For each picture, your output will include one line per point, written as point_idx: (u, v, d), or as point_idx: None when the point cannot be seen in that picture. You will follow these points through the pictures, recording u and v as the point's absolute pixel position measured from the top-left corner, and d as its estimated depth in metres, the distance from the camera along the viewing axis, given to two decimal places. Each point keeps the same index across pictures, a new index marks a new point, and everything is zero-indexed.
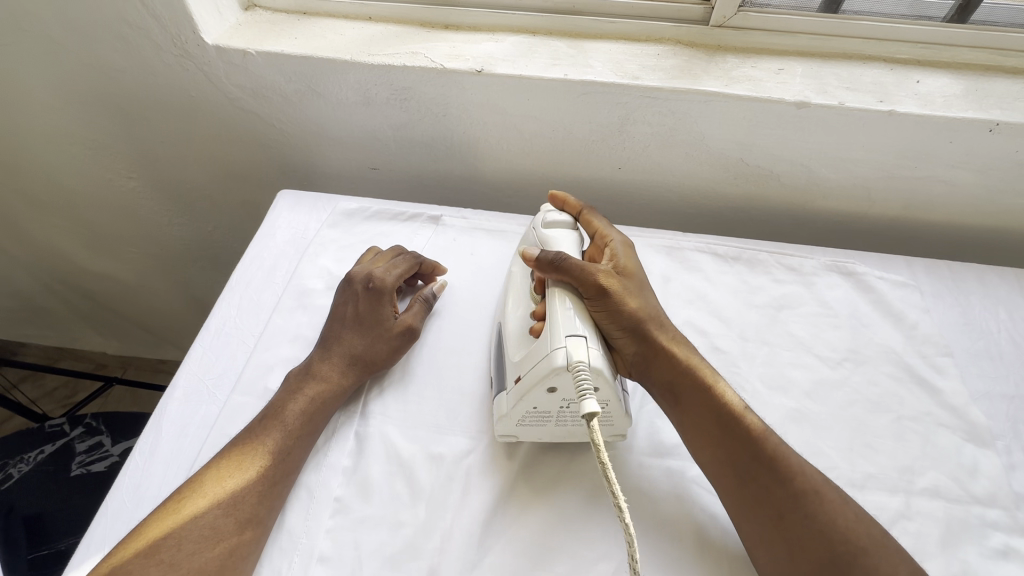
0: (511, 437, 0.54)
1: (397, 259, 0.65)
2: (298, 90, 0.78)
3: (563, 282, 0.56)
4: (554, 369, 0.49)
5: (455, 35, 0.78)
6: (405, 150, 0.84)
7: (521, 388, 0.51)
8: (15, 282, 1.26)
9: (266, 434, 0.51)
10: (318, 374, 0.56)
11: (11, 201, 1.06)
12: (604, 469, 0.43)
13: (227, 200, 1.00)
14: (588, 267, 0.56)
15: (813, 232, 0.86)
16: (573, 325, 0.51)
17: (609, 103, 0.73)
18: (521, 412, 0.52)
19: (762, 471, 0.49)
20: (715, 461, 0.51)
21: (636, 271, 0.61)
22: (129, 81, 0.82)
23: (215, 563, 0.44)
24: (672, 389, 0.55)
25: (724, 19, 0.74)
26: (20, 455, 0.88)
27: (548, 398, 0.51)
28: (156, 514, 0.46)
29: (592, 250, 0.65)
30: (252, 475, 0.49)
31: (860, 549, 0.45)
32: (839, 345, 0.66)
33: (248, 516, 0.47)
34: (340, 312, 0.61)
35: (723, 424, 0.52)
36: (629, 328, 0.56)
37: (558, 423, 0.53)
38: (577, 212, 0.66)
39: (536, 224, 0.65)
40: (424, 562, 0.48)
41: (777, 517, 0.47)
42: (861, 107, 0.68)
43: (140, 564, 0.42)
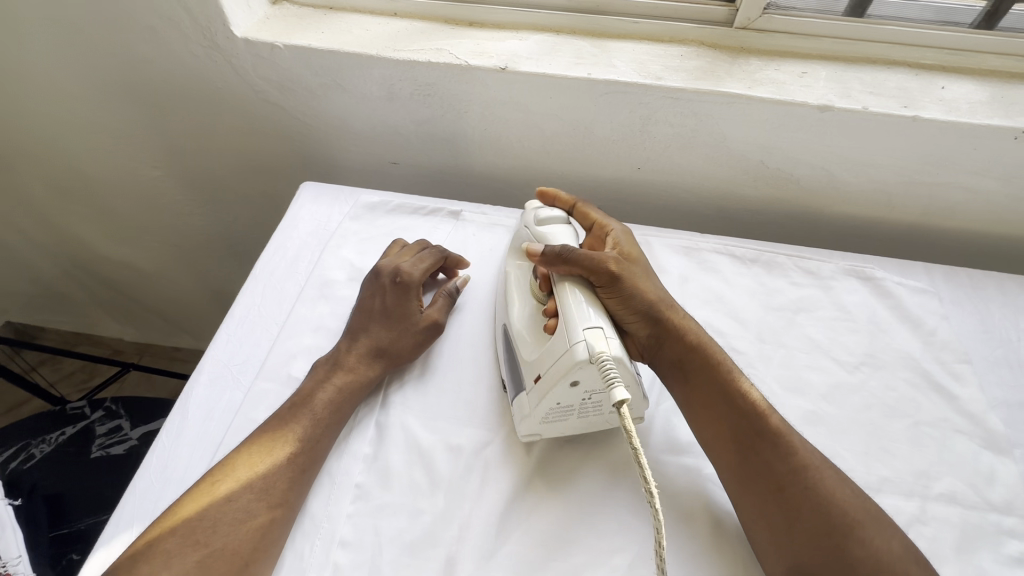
0: (535, 435, 0.55)
1: (423, 253, 0.66)
2: (322, 84, 0.80)
3: (574, 275, 0.57)
4: (577, 363, 0.49)
5: (478, 32, 0.79)
6: (426, 146, 0.85)
7: (543, 386, 0.51)
8: (37, 267, 1.29)
9: (295, 422, 0.52)
10: (345, 365, 0.57)
11: (38, 187, 1.08)
12: (638, 458, 0.42)
13: (248, 191, 1.01)
14: (597, 255, 0.57)
15: (831, 236, 0.86)
16: (586, 316, 0.52)
17: (631, 103, 0.73)
18: (545, 409, 0.52)
19: (763, 445, 0.50)
20: (718, 435, 0.53)
21: (639, 257, 0.62)
22: (158, 71, 0.83)
23: (248, 545, 0.45)
24: (681, 369, 0.56)
25: (748, 21, 0.75)
26: (42, 436, 0.90)
27: (571, 391, 0.51)
28: (190, 495, 0.47)
29: (592, 239, 0.66)
30: (282, 459, 0.50)
31: (856, 523, 0.46)
32: (857, 349, 0.66)
33: (278, 501, 0.48)
34: (369, 304, 0.62)
35: (728, 400, 0.53)
36: (642, 312, 0.56)
37: (580, 415, 0.53)
38: (569, 206, 0.68)
39: (527, 223, 0.64)
40: (443, 550, 0.49)
41: (776, 489, 0.48)
42: (884, 112, 0.68)
43: (177, 544, 0.44)
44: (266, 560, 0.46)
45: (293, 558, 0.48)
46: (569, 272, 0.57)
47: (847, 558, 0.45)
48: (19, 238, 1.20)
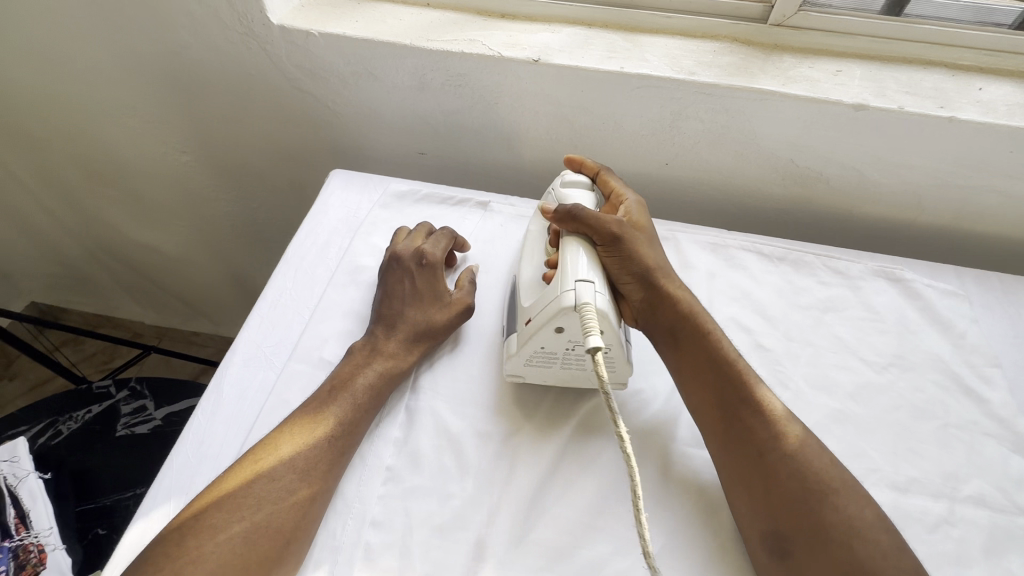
0: (518, 377, 0.57)
1: (436, 235, 0.68)
2: (355, 72, 0.80)
3: (580, 233, 0.58)
4: (561, 309, 0.50)
5: (511, 24, 0.79)
6: (454, 137, 0.86)
7: (530, 329, 0.54)
8: (64, 249, 1.31)
9: (336, 404, 0.53)
10: (384, 351, 0.58)
11: (68, 169, 1.10)
12: (608, 404, 0.44)
13: (275, 178, 1.02)
14: (603, 217, 0.58)
15: (858, 238, 0.85)
16: (580, 269, 0.53)
17: (663, 97, 0.73)
18: (528, 351, 0.54)
19: (745, 411, 0.52)
20: (704, 403, 0.54)
21: (647, 227, 0.62)
22: (192, 56, 0.84)
23: (291, 523, 0.46)
24: (673, 335, 0.57)
25: (783, 18, 0.74)
26: (69, 413, 0.91)
27: (556, 338, 0.53)
28: (234, 471, 0.48)
29: (607, 208, 0.66)
30: (322, 440, 0.51)
31: (831, 489, 0.47)
32: (885, 350, 0.65)
33: (319, 481, 0.49)
34: (397, 288, 0.63)
35: (716, 368, 0.54)
36: (639, 274, 0.57)
37: (562, 364, 0.55)
38: (595, 173, 0.67)
39: (554, 186, 0.65)
40: (473, 533, 0.49)
41: (757, 455, 0.49)
42: (920, 112, 0.68)
43: (224, 519, 0.45)
44: (307, 538, 0.47)
45: (325, 536, 0.49)
46: (575, 231, 0.58)
47: (819, 519, 0.45)
48: (48, 219, 1.23)
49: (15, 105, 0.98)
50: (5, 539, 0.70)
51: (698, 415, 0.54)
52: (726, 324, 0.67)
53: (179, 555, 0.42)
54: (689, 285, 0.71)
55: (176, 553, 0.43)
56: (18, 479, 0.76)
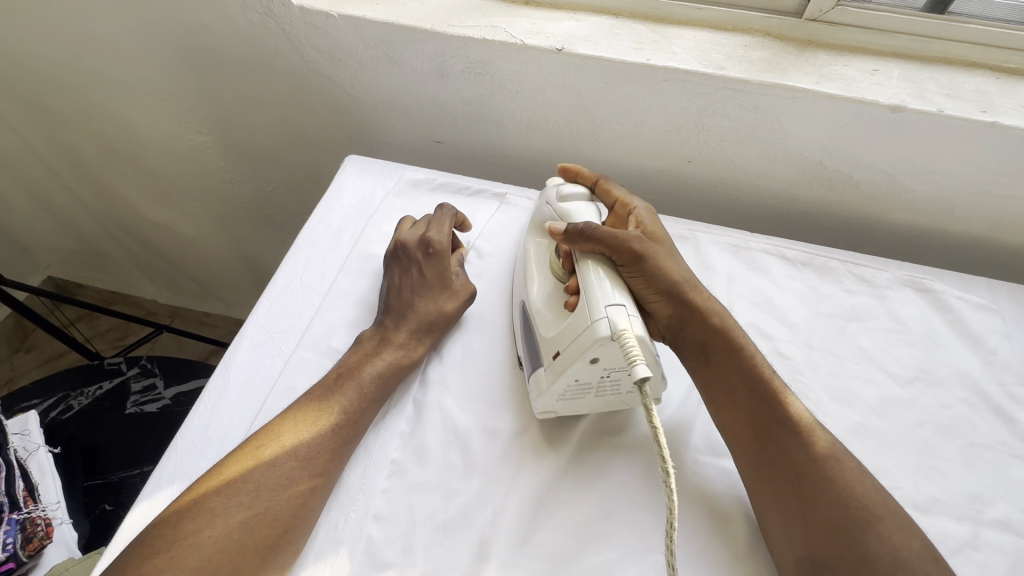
0: (551, 413, 0.54)
1: (440, 220, 0.67)
2: (374, 57, 0.79)
3: (596, 253, 0.56)
4: (598, 339, 0.48)
5: (535, 11, 0.77)
6: (471, 126, 0.84)
7: (561, 363, 0.51)
8: (82, 225, 1.32)
9: (341, 393, 0.52)
10: (393, 342, 0.57)
11: (87, 146, 1.10)
12: (658, 437, 0.43)
13: (290, 161, 1.01)
14: (621, 234, 0.55)
15: (885, 246, 0.82)
16: (608, 293, 0.51)
17: (689, 92, 0.71)
18: (562, 386, 0.51)
19: (780, 429, 0.50)
20: (735, 421, 0.52)
21: (664, 237, 0.61)
22: (211, 35, 0.83)
23: (288, 510, 0.45)
24: (703, 349, 0.56)
25: (819, 13, 0.71)
26: (80, 388, 0.92)
27: (591, 368, 0.50)
28: (235, 456, 0.48)
29: (615, 217, 0.64)
30: (327, 429, 0.50)
31: (875, 516, 0.45)
32: (910, 363, 0.63)
33: (319, 471, 0.48)
34: (404, 279, 0.61)
35: (750, 384, 0.53)
36: (666, 291, 0.56)
37: (598, 394, 0.53)
38: (592, 182, 0.66)
39: (549, 199, 0.63)
40: (476, 533, 0.48)
41: (795, 478, 0.48)
42: (960, 116, 0.65)
43: (223, 503, 0.44)
44: (306, 527, 0.46)
45: (327, 528, 0.48)
46: (591, 251, 0.56)
47: (864, 550, 0.43)
48: (65, 195, 1.23)
49: (36, 80, 0.98)
50: (14, 510, 0.67)
51: (728, 434, 0.53)
52: (745, 329, 0.65)
53: (176, 539, 0.42)
54: (708, 288, 0.69)
55: (173, 537, 0.42)
56: (27, 453, 0.77)
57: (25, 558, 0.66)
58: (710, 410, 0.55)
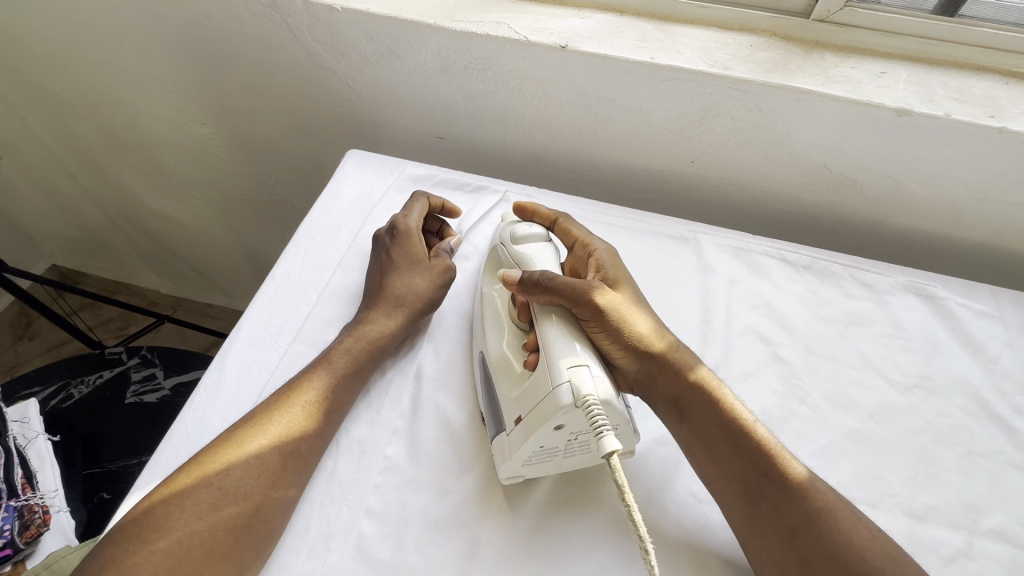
0: (517, 477, 0.50)
1: (410, 204, 0.67)
2: (377, 51, 0.78)
3: (554, 304, 0.53)
4: (560, 407, 0.45)
5: (540, 8, 0.76)
6: (474, 122, 0.83)
7: (524, 429, 0.47)
8: (85, 215, 1.32)
9: (314, 372, 0.53)
10: (367, 321, 0.58)
11: (92, 136, 1.10)
12: (632, 516, 0.39)
13: (292, 154, 1.01)
14: (581, 285, 0.53)
15: (890, 250, 0.81)
16: (569, 352, 0.48)
17: (693, 92, 0.70)
18: (527, 453, 0.48)
19: (772, 487, 0.47)
20: (722, 477, 0.50)
21: (626, 284, 0.59)
22: (215, 27, 0.83)
23: (258, 491, 0.45)
24: (675, 404, 0.53)
25: (827, 13, 0.70)
26: (81, 376, 0.93)
27: (556, 434, 0.47)
28: (211, 444, 0.48)
29: (575, 259, 0.63)
30: (298, 408, 0.50)
31: (870, 562, 0.43)
32: (911, 370, 0.62)
33: (290, 449, 0.48)
34: (375, 264, 0.63)
35: (729, 439, 0.50)
36: (631, 347, 0.53)
37: (565, 456, 0.49)
38: (551, 221, 0.65)
39: (504, 240, 0.61)
40: (468, 531, 0.48)
41: (788, 536, 0.46)
42: (968, 121, 0.64)
43: (194, 486, 0.44)
44: (281, 504, 0.46)
45: (320, 522, 0.48)
46: (549, 303, 0.53)
47: None
48: (69, 183, 1.24)
49: (40, 68, 0.98)
50: (12, 498, 0.68)
51: (716, 491, 0.50)
52: (744, 332, 0.65)
53: (147, 524, 0.42)
54: (707, 290, 0.69)
55: (145, 522, 0.42)
56: (27, 440, 0.78)
57: (22, 546, 0.66)
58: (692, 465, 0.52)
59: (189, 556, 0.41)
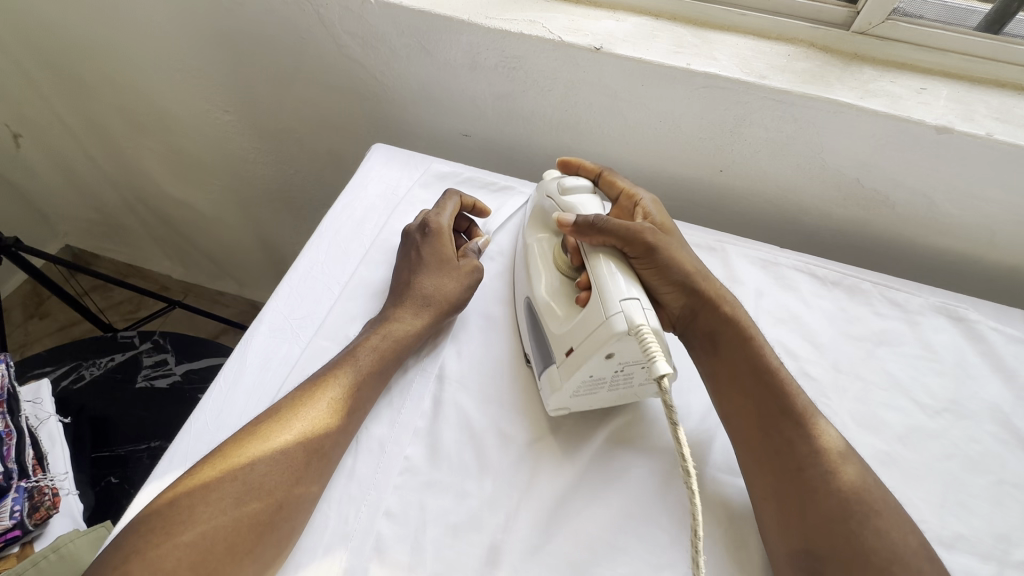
0: (563, 409, 0.53)
1: (443, 201, 0.66)
2: (407, 45, 0.78)
3: (607, 245, 0.54)
4: (614, 335, 0.47)
5: (576, 9, 0.75)
6: (501, 121, 0.83)
7: (575, 360, 0.50)
8: (100, 196, 1.32)
9: (339, 369, 0.52)
10: (395, 319, 0.57)
11: (112, 117, 1.10)
12: (678, 434, 0.44)
13: (313, 146, 1.01)
14: (632, 226, 0.54)
15: (918, 270, 0.79)
16: (622, 289, 0.50)
17: (727, 100, 0.69)
18: (576, 383, 0.50)
19: (787, 423, 0.50)
20: (740, 409, 0.52)
21: (672, 230, 0.62)
22: (244, 15, 0.83)
23: (283, 487, 0.45)
24: (712, 339, 0.56)
25: (868, 26, 0.69)
26: (93, 359, 0.93)
27: (605, 364, 0.49)
28: (234, 437, 0.47)
29: (620, 209, 0.65)
30: (324, 405, 0.49)
31: (874, 511, 0.46)
32: (940, 394, 0.61)
33: (315, 447, 0.47)
34: (404, 260, 0.62)
35: (758, 374, 0.53)
36: (678, 283, 0.55)
37: (610, 389, 0.52)
38: (596, 173, 0.67)
39: (550, 193, 0.62)
40: (487, 535, 0.48)
41: (795, 468, 0.48)
42: (1009, 141, 0.62)
43: (218, 480, 0.44)
44: (304, 502, 0.46)
45: (337, 521, 0.47)
46: (602, 243, 0.54)
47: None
48: (88, 165, 1.24)
49: (66, 48, 0.98)
50: (22, 478, 0.67)
51: (731, 422, 0.53)
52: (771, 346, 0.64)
53: (172, 516, 0.41)
54: None
55: (169, 514, 0.41)
56: (39, 421, 0.77)
57: (31, 527, 0.66)
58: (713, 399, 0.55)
59: (214, 551, 0.41)
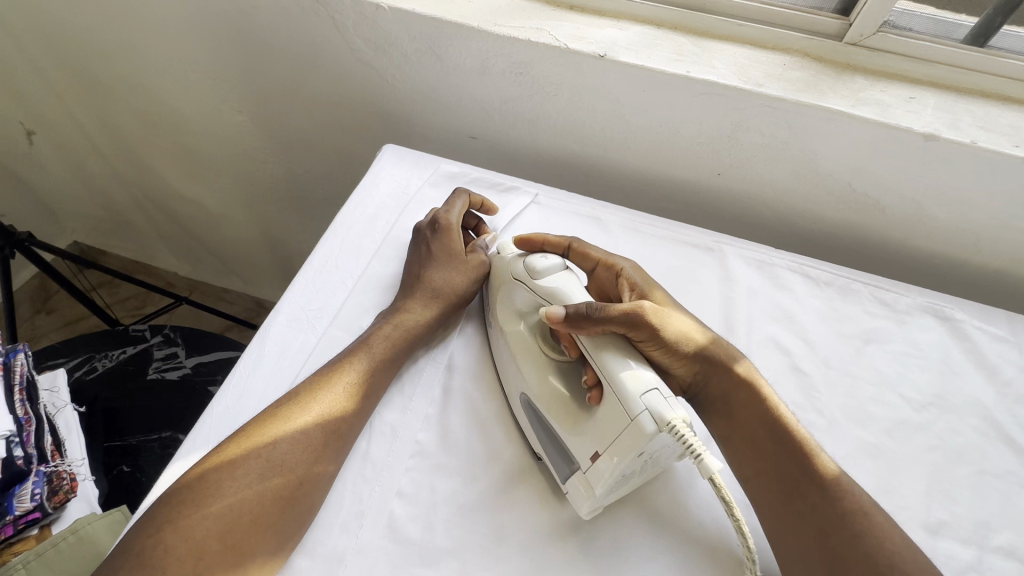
0: (597, 508, 0.50)
1: (451, 201, 0.69)
2: (418, 50, 0.81)
3: (606, 334, 0.51)
4: (646, 438, 0.44)
5: (581, 17, 0.78)
6: (507, 124, 0.85)
7: (608, 465, 0.46)
8: (110, 194, 1.35)
9: (354, 356, 0.55)
10: (405, 311, 0.60)
11: (126, 116, 1.13)
12: (741, 529, 0.43)
13: (323, 147, 1.04)
14: (627, 310, 0.51)
15: (907, 271, 0.83)
16: (638, 380, 0.46)
17: (725, 106, 0.72)
18: (611, 485, 0.47)
19: (809, 487, 0.50)
20: (760, 473, 0.53)
21: (659, 295, 0.60)
22: (260, 19, 0.86)
23: (303, 465, 0.47)
24: (726, 405, 0.56)
25: (860, 37, 0.72)
26: (106, 351, 0.95)
27: (639, 460, 0.46)
28: (256, 419, 0.50)
29: (602, 280, 0.64)
30: (341, 389, 0.52)
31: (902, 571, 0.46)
32: (926, 389, 0.64)
33: (332, 428, 0.50)
34: (414, 256, 0.65)
35: (776, 439, 0.53)
36: (687, 354, 0.55)
37: (640, 475, 0.49)
38: (564, 247, 0.64)
39: (523, 277, 0.57)
40: (495, 517, 0.50)
41: (821, 533, 0.49)
42: (993, 148, 0.66)
43: (243, 457, 0.46)
44: (322, 478, 0.48)
45: (352, 500, 0.50)
46: (601, 333, 0.51)
47: None
48: (100, 162, 1.26)
49: (84, 49, 1.01)
50: (42, 463, 0.70)
51: (751, 487, 0.53)
52: (765, 343, 0.67)
53: (201, 488, 0.44)
54: (731, 299, 0.70)
55: (198, 488, 0.44)
56: (56, 409, 0.80)
57: (51, 510, 0.68)
58: (731, 464, 0.55)
59: (240, 522, 0.43)
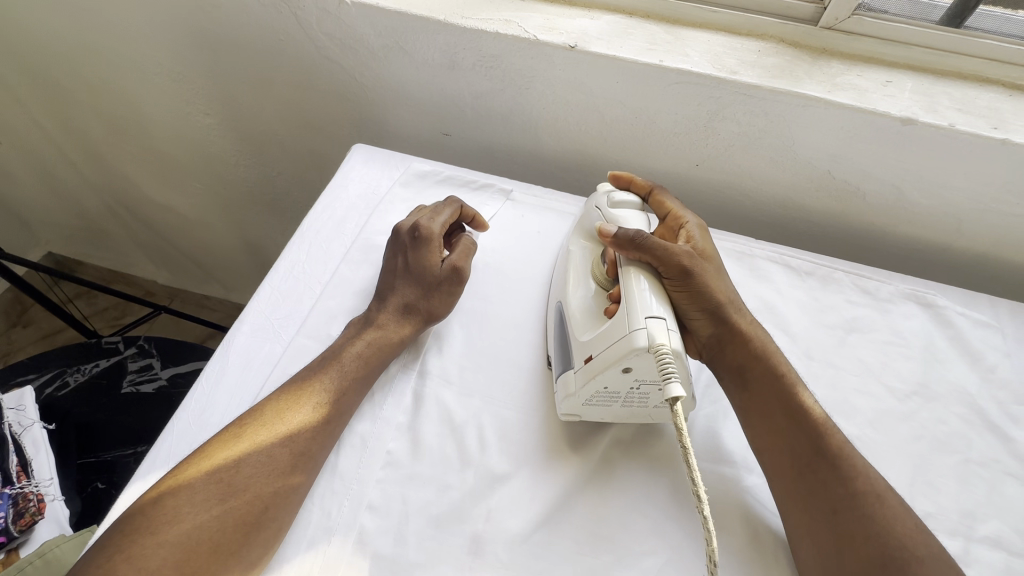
0: (574, 416, 0.54)
1: (441, 207, 0.66)
2: (384, 45, 0.78)
3: (642, 261, 0.56)
4: (634, 349, 0.47)
5: (550, 7, 0.76)
6: (481, 119, 0.83)
7: (592, 367, 0.50)
8: (82, 202, 1.31)
9: (324, 373, 0.53)
10: (377, 322, 0.58)
11: (91, 122, 1.09)
12: (688, 458, 0.43)
13: (295, 148, 1.01)
14: (671, 247, 0.55)
15: (888, 258, 0.82)
16: (648, 305, 0.50)
17: (700, 95, 0.70)
18: (590, 389, 0.51)
19: (822, 465, 0.49)
20: (773, 448, 0.52)
21: (714, 256, 0.60)
22: (221, 18, 0.83)
23: (269, 489, 0.46)
24: (741, 374, 0.55)
25: (835, 21, 0.71)
26: (77, 365, 0.92)
27: (622, 377, 0.50)
28: (219, 437, 0.48)
29: (666, 229, 0.65)
30: (310, 408, 0.50)
31: (915, 558, 0.44)
32: (910, 377, 0.63)
33: (301, 450, 0.48)
34: (391, 264, 0.62)
35: (786, 418, 0.52)
36: (708, 311, 0.56)
37: (623, 404, 0.52)
38: (647, 191, 0.67)
39: (600, 205, 0.63)
40: (470, 527, 0.48)
41: (829, 511, 0.47)
42: (970, 131, 0.64)
43: (203, 479, 0.45)
44: (290, 503, 0.46)
45: (320, 516, 0.48)
46: (637, 259, 0.56)
47: None
48: (69, 170, 1.23)
49: (43, 54, 0.98)
50: (6, 486, 0.68)
51: (766, 463, 0.52)
52: None
53: (156, 515, 0.42)
54: None
55: (153, 513, 0.42)
56: (22, 428, 0.75)
57: (17, 533, 0.65)
58: (746, 434, 0.54)
59: (198, 550, 0.42)
